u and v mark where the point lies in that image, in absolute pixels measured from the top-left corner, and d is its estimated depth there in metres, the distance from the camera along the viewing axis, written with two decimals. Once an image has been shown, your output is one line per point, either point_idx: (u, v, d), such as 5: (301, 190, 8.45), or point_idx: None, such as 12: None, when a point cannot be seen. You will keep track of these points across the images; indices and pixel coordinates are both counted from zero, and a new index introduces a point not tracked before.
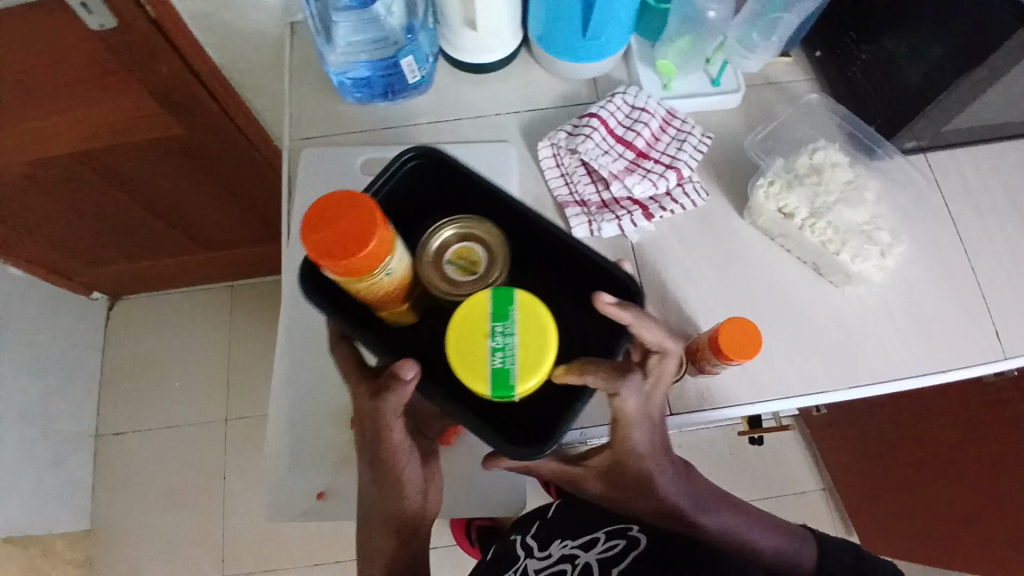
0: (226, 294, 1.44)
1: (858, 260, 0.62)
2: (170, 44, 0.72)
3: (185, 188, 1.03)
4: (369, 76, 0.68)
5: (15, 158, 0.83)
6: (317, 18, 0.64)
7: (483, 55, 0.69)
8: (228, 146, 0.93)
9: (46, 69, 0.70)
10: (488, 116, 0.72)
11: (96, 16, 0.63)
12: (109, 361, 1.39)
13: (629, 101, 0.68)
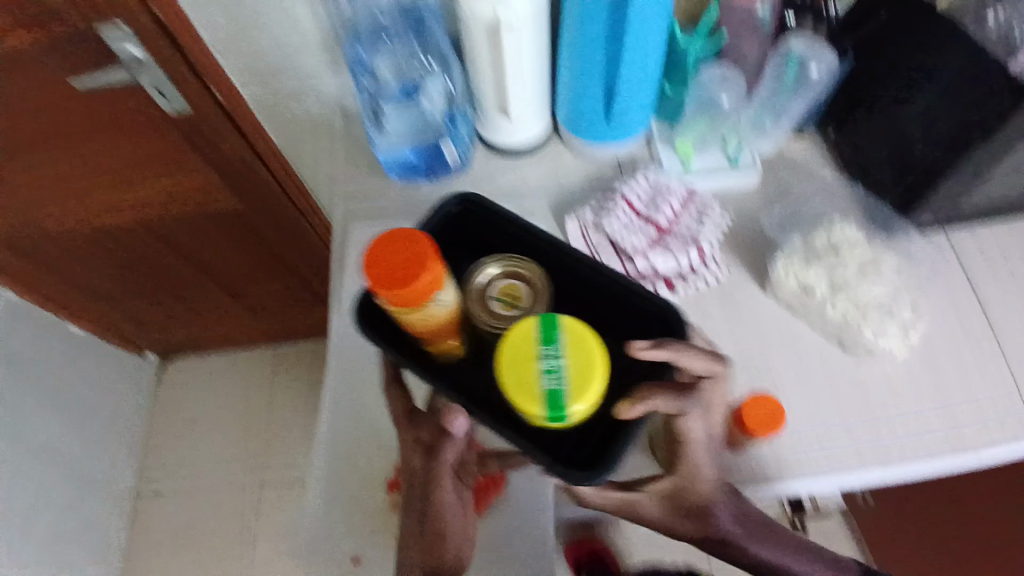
0: (267, 358, 1.58)
1: (880, 335, 0.63)
2: (236, 128, 0.84)
3: (239, 258, 1.17)
4: (413, 159, 0.76)
5: (105, 220, 1.00)
6: (368, 106, 0.75)
7: (515, 138, 0.76)
8: (277, 223, 1.06)
9: (128, 149, 0.85)
10: (519, 194, 0.78)
11: (173, 102, 0.76)
12: (154, 421, 1.52)
13: (652, 181, 0.73)
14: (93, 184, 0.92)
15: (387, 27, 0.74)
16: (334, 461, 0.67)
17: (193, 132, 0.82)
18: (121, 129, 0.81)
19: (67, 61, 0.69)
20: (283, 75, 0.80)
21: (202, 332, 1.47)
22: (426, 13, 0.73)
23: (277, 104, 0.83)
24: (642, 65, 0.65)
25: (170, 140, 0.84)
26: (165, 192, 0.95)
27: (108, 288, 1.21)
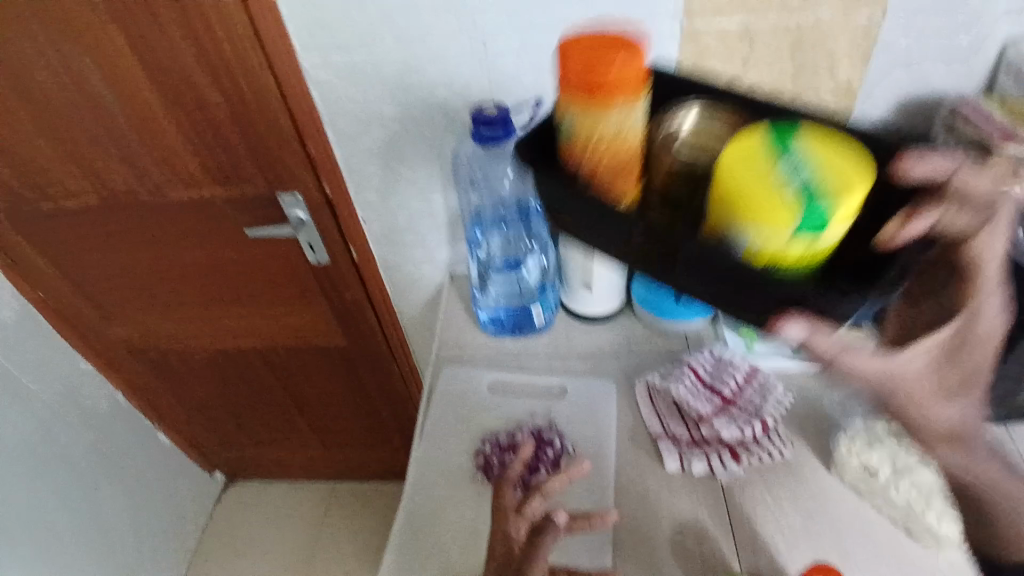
0: (327, 491, 1.72)
1: (943, 522, 0.63)
2: (361, 278, 1.03)
3: (329, 388, 1.34)
4: (503, 316, 0.90)
5: (236, 342, 1.22)
6: (477, 270, 0.90)
7: (594, 308, 0.88)
8: (369, 361, 1.23)
9: (271, 287, 1.08)
10: (594, 355, 0.87)
11: (317, 254, 0.99)
12: (205, 539, 1.66)
13: (717, 355, 0.80)
14: (239, 312, 1.15)
15: (506, 216, 0.89)
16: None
17: (321, 276, 1.04)
18: (259, 264, 1.04)
19: (246, 215, 0.94)
20: (408, 241, 0.97)
21: (276, 452, 1.61)
22: (533, 210, 0.88)
23: (397, 262, 1.01)
24: None
25: (302, 278, 1.06)
26: (279, 320, 1.16)
27: (205, 396, 1.40)
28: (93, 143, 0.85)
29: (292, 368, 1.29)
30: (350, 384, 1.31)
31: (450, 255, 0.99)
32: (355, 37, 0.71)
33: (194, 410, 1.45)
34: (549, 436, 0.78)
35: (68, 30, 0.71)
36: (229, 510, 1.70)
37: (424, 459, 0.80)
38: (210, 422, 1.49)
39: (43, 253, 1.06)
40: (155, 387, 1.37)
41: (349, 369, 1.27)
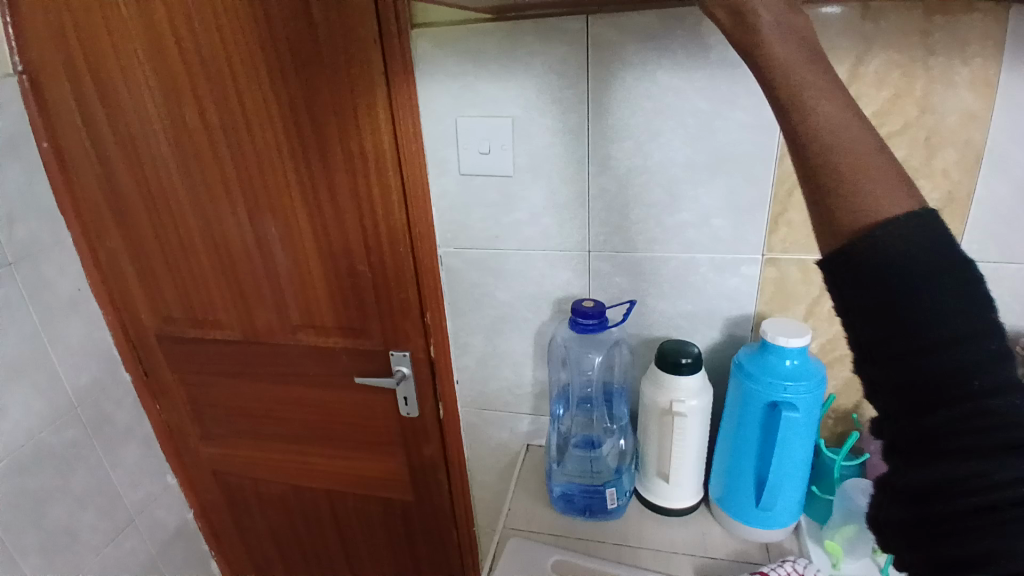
0: None
1: None
2: (442, 433, 1.10)
3: (384, 544, 1.32)
4: (574, 493, 0.90)
5: (309, 482, 1.27)
6: (557, 444, 0.95)
7: (670, 501, 0.87)
8: (431, 520, 1.23)
9: (356, 429, 1.15)
10: (665, 550, 0.84)
11: (409, 406, 1.07)
12: None
13: (799, 570, 0.75)
14: (319, 452, 1.22)
15: (591, 397, 0.95)
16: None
17: (407, 429, 1.12)
18: (353, 409, 1.13)
19: (357, 364, 1.06)
20: (495, 406, 1.05)
21: None
22: (616, 394, 0.93)
23: (479, 425, 1.07)
24: (792, 465, 0.77)
25: (387, 429, 1.13)
26: (354, 467, 1.21)
27: (264, 536, 1.41)
28: (254, 291, 1.04)
29: (354, 518, 1.30)
30: (406, 544, 1.30)
31: (531, 427, 1.05)
32: (486, 235, 0.89)
33: (248, 549, 1.45)
34: None
35: (275, 208, 0.95)
36: None
37: None
38: (257, 566, 1.47)
39: (174, 375, 1.21)
40: (222, 519, 1.41)
41: (408, 529, 1.27)
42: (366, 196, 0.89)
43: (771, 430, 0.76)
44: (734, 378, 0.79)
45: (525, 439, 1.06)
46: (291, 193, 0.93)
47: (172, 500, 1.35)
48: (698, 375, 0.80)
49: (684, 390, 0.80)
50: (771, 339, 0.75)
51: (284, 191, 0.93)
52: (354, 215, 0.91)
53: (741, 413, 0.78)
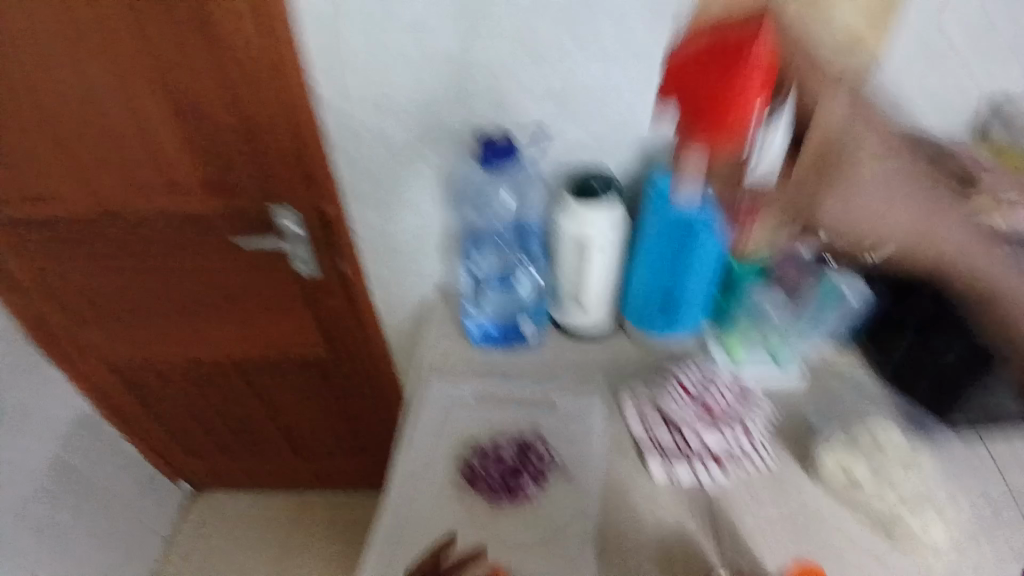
0: (291, 507, 1.66)
1: (925, 526, 0.73)
2: (346, 288, 1.06)
3: (310, 404, 1.33)
4: (492, 328, 0.95)
5: (218, 355, 1.20)
6: (469, 283, 0.95)
7: (582, 324, 0.93)
8: (353, 375, 1.24)
9: (251, 295, 1.08)
10: (581, 369, 0.94)
11: (306, 264, 1.01)
12: (167, 556, 1.56)
13: (699, 367, 0.89)
14: (218, 324, 1.14)
15: (505, 235, 0.91)
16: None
17: (307, 288, 1.07)
18: (248, 275, 1.04)
19: (235, 224, 0.96)
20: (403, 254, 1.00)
21: (248, 471, 1.56)
22: (531, 231, 0.90)
23: (388, 278, 1.02)
24: (698, 277, 0.83)
25: (287, 290, 1.07)
26: (263, 334, 1.16)
27: (177, 414, 1.36)
28: (91, 149, 0.85)
29: (271, 385, 1.28)
30: (332, 400, 1.31)
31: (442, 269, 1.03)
32: (363, 62, 0.75)
33: (165, 427, 1.40)
34: (538, 448, 0.86)
35: (92, 40, 0.74)
36: (191, 528, 1.61)
37: (413, 459, 0.84)
38: (180, 440, 1.45)
39: (20, 259, 1.03)
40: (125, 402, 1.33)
41: (328, 386, 1.28)
42: (209, 19, 0.71)
43: (681, 249, 0.79)
44: (648, 203, 0.79)
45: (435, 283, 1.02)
46: (108, 17, 0.72)
47: (60, 390, 1.24)
48: (611, 203, 0.79)
49: (597, 220, 0.79)
50: (688, 158, 0.73)
51: (97, 15, 0.71)
52: (197, 45, 0.73)
53: (656, 235, 0.79)
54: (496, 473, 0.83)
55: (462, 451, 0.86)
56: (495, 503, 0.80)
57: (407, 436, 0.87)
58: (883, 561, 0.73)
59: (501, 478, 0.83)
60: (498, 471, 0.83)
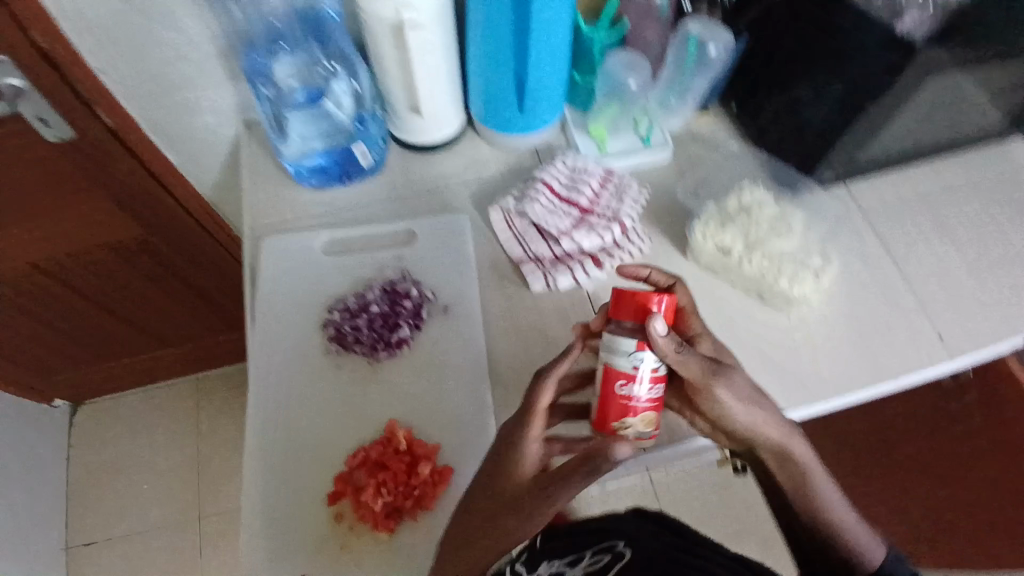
0: (191, 388, 1.58)
1: (795, 284, 0.74)
2: (128, 150, 0.87)
3: (150, 287, 1.18)
4: (324, 163, 0.82)
5: (17, 261, 1.01)
6: (272, 118, 0.79)
7: (432, 135, 0.83)
8: (192, 242, 1.08)
9: (10, 184, 0.86)
10: (438, 188, 0.86)
11: (54, 129, 0.79)
12: (75, 472, 1.49)
13: (569, 163, 0.82)
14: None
15: (294, 32, 0.78)
16: (279, 477, 0.71)
17: (82, 159, 0.86)
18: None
19: None
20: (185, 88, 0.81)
21: (118, 368, 1.44)
22: (326, 22, 0.78)
23: (172, 120, 0.85)
24: (550, 58, 0.72)
25: (59, 167, 0.86)
26: (60, 224, 0.97)
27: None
28: None
29: (95, 276, 1.11)
30: (177, 274, 1.17)
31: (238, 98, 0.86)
32: None
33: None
34: (404, 287, 0.79)
35: None
36: (85, 440, 1.53)
37: (270, 330, 0.79)
38: (21, 359, 1.28)
39: None
40: None
41: (165, 265, 1.14)
42: None
43: (523, 24, 0.67)
44: None
45: (239, 114, 0.89)
46: None
47: None
48: None
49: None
50: None
51: None
52: None
53: (489, 9, 0.66)
54: (365, 326, 0.78)
55: (325, 313, 0.80)
56: (373, 359, 0.77)
57: (255, 309, 0.80)
58: (760, 321, 0.76)
59: (371, 328, 0.78)
60: (367, 322, 0.78)
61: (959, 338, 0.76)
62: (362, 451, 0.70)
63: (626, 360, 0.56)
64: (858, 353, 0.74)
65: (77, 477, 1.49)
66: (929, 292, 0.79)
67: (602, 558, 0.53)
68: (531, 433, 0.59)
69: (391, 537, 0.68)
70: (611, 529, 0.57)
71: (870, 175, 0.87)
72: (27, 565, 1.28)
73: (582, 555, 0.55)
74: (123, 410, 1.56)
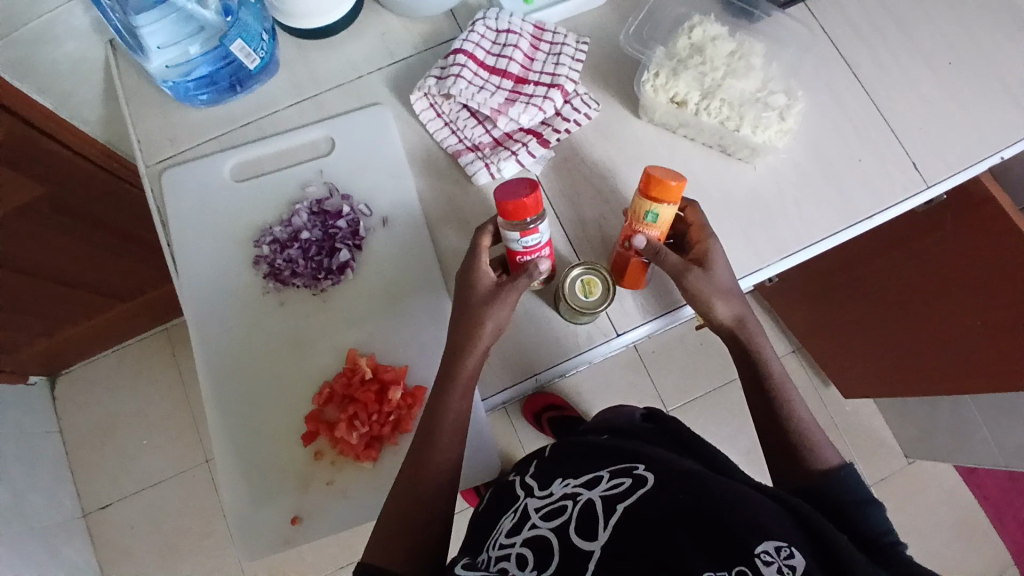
0: (163, 338, 1.38)
1: (758, 130, 0.66)
2: None
3: (89, 250, 1.03)
4: (210, 71, 0.70)
5: None
6: (126, 30, 0.66)
7: (323, 17, 0.71)
8: (101, 189, 0.94)
9: None
10: (350, 81, 0.74)
11: None
12: (70, 441, 1.34)
13: (492, 26, 0.71)
14: None
15: None
16: (250, 427, 0.66)
17: None
18: None
19: None
20: (21, 18, 0.66)
21: (85, 335, 1.27)
22: None
23: (20, 57, 0.69)
24: None
25: None
26: None
27: None
28: None
29: (22, 245, 0.91)
30: (108, 227, 1.02)
31: (89, 16, 0.70)
32: None
33: None
34: (333, 205, 0.70)
35: None
36: (69, 408, 1.35)
37: (197, 276, 0.70)
38: None
39: None
40: None
41: (89, 219, 0.97)
42: None
43: None
44: None
45: (100, 34, 0.74)
46: None
47: None
48: None
49: None
50: None
51: None
52: None
53: None
54: (299, 256, 0.69)
55: (252, 249, 0.70)
56: (317, 289, 0.69)
57: (177, 256, 0.70)
58: (725, 178, 0.70)
59: (305, 257, 0.69)
60: (301, 252, 0.69)
61: (936, 162, 0.71)
62: (327, 386, 0.65)
63: (516, 245, 0.56)
64: (829, 198, 0.69)
65: (73, 445, 1.34)
66: (900, 116, 0.72)
67: (621, 482, 0.50)
68: (479, 264, 0.60)
69: (375, 465, 0.66)
70: (634, 451, 0.54)
71: None
72: (52, 541, 1.18)
73: (599, 475, 0.52)
74: (100, 369, 1.37)
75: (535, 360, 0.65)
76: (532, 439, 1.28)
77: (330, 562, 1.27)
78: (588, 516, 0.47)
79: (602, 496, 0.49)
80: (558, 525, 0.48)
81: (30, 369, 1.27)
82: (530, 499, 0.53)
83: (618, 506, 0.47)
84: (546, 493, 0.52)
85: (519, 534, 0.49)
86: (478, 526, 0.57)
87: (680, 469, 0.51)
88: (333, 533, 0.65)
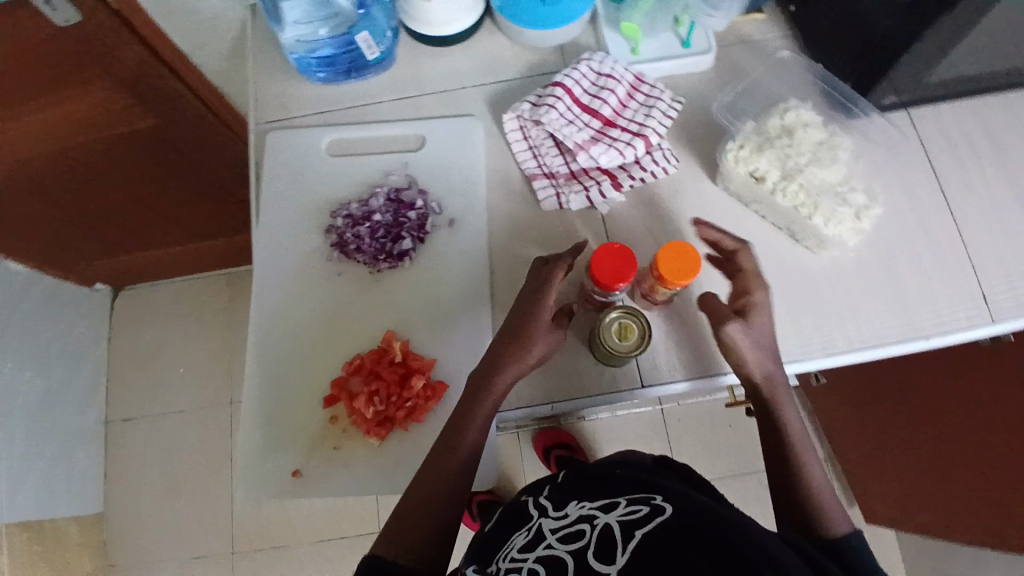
0: (223, 281, 1.48)
1: (830, 223, 0.67)
2: (133, 34, 0.78)
3: (179, 186, 1.12)
4: (333, 54, 0.76)
5: (42, 153, 0.91)
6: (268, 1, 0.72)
7: (444, 28, 0.76)
8: (205, 136, 1.02)
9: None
10: (452, 90, 0.79)
11: (61, 12, 0.69)
12: (115, 352, 1.43)
13: (596, 68, 0.74)
14: None
15: None
16: (280, 378, 0.70)
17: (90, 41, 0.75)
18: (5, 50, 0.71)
19: None
20: None
21: (154, 260, 1.36)
22: None
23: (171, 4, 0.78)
24: None
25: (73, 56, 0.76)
26: (88, 117, 0.87)
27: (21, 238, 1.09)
28: None
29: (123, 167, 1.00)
30: (201, 170, 1.10)
31: None
32: None
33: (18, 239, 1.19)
34: (409, 197, 0.75)
35: None
36: (122, 321, 1.45)
37: (269, 231, 0.75)
38: (64, 257, 1.22)
39: None
40: None
41: (187, 159, 1.06)
42: None
43: None
44: None
45: None
46: None
47: None
48: None
49: None
50: None
51: None
52: None
53: None
54: (367, 234, 0.74)
55: (326, 219, 0.76)
56: (374, 269, 0.73)
57: (259, 209, 0.76)
58: (788, 261, 0.70)
59: (372, 236, 0.74)
60: (369, 232, 0.74)
61: (1007, 301, 0.68)
62: (359, 358, 0.69)
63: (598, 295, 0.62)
64: (889, 308, 0.68)
65: (116, 356, 1.43)
66: (980, 244, 0.70)
67: (638, 509, 0.49)
68: (548, 298, 0.62)
69: (381, 445, 0.68)
70: (653, 485, 0.54)
71: (937, 102, 0.76)
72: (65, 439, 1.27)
73: (616, 501, 0.52)
74: (159, 295, 1.47)
75: (556, 390, 0.67)
76: (534, 470, 1.28)
77: (312, 533, 1.31)
78: (605, 539, 0.47)
79: (619, 521, 0.48)
80: (575, 550, 0.47)
81: (98, 278, 1.37)
82: (545, 519, 0.54)
83: (636, 531, 0.46)
84: (562, 515, 0.53)
85: (534, 552, 0.49)
86: (488, 537, 0.59)
87: (700, 503, 0.49)
88: (326, 496, 0.68)
